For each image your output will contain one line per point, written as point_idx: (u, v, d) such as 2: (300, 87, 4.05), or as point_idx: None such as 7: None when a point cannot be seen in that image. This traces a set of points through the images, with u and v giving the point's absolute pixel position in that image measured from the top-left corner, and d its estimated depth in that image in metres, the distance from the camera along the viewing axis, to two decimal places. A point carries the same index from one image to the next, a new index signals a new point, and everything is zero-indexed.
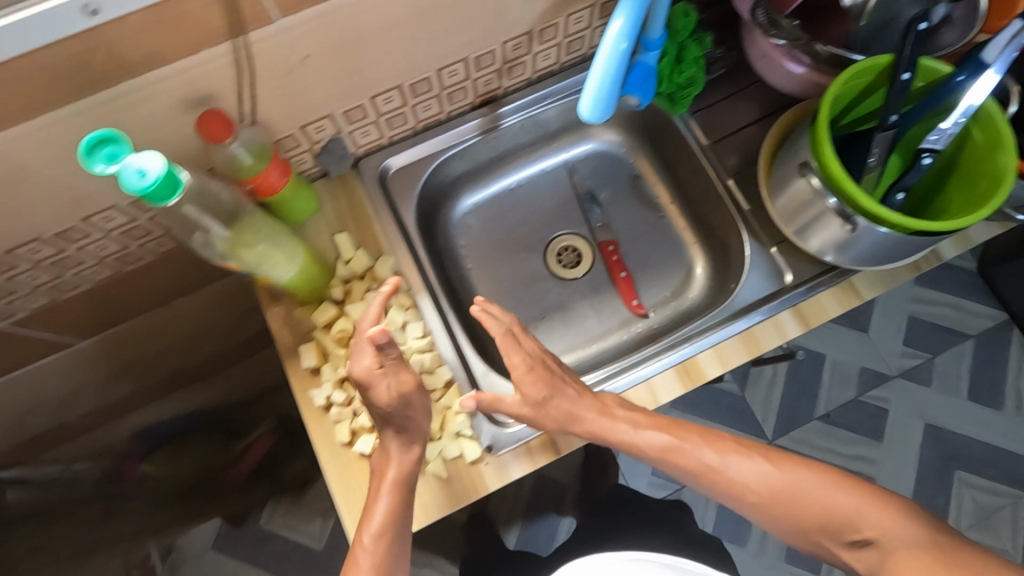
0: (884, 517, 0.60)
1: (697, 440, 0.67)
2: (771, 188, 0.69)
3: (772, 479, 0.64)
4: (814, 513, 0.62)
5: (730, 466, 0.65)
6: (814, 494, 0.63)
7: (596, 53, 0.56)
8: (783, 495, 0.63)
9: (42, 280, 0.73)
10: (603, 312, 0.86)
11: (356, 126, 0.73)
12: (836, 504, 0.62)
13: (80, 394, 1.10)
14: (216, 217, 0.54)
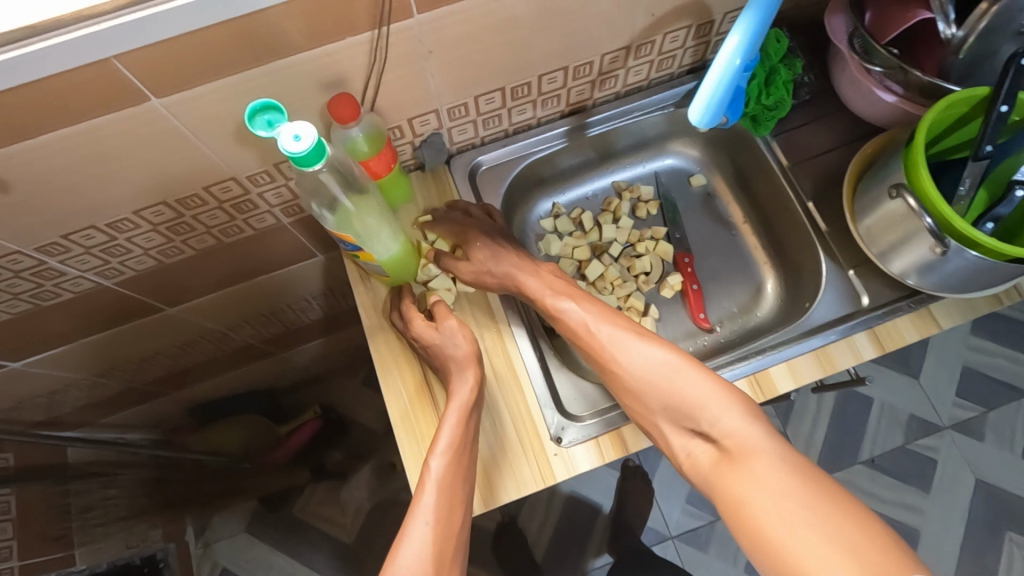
0: (721, 405, 0.62)
1: (590, 313, 0.72)
2: (856, 210, 0.71)
3: (656, 367, 0.66)
4: (674, 399, 0.64)
5: (621, 348, 0.69)
6: (679, 383, 0.64)
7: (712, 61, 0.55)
8: (654, 384, 0.65)
9: (153, 243, 0.78)
10: (670, 322, 0.88)
11: (456, 123, 0.77)
12: (695, 395, 0.63)
13: (155, 361, 1.15)
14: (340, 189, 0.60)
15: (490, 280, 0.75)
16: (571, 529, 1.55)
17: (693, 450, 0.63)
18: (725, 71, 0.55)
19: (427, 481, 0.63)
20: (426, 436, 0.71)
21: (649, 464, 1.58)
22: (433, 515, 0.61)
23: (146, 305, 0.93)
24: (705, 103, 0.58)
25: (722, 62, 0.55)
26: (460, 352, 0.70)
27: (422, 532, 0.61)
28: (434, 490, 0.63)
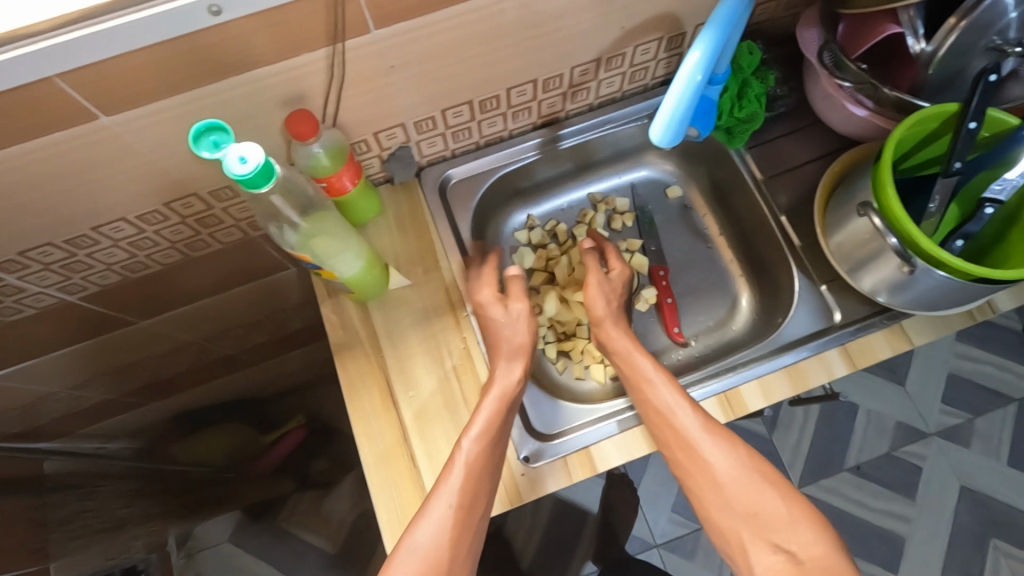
0: (800, 529, 0.57)
1: (678, 396, 0.66)
2: (826, 226, 0.70)
3: (735, 472, 0.61)
4: (748, 509, 0.59)
5: (700, 438, 0.63)
6: (755, 493, 0.60)
7: (672, 80, 0.55)
8: (738, 495, 0.60)
9: (117, 258, 0.77)
10: (644, 336, 0.87)
11: (424, 136, 0.76)
12: (773, 510, 0.58)
13: (130, 374, 1.14)
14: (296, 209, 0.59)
15: (592, 275, 0.77)
16: (557, 538, 1.54)
17: (756, 566, 0.57)
18: (685, 88, 0.54)
19: (455, 462, 0.61)
20: (393, 457, 0.70)
21: (635, 473, 1.57)
22: (458, 498, 0.59)
23: (115, 319, 0.92)
24: (666, 120, 0.57)
25: (684, 76, 0.54)
26: (515, 342, 0.69)
27: (438, 515, 0.58)
28: (460, 475, 0.60)
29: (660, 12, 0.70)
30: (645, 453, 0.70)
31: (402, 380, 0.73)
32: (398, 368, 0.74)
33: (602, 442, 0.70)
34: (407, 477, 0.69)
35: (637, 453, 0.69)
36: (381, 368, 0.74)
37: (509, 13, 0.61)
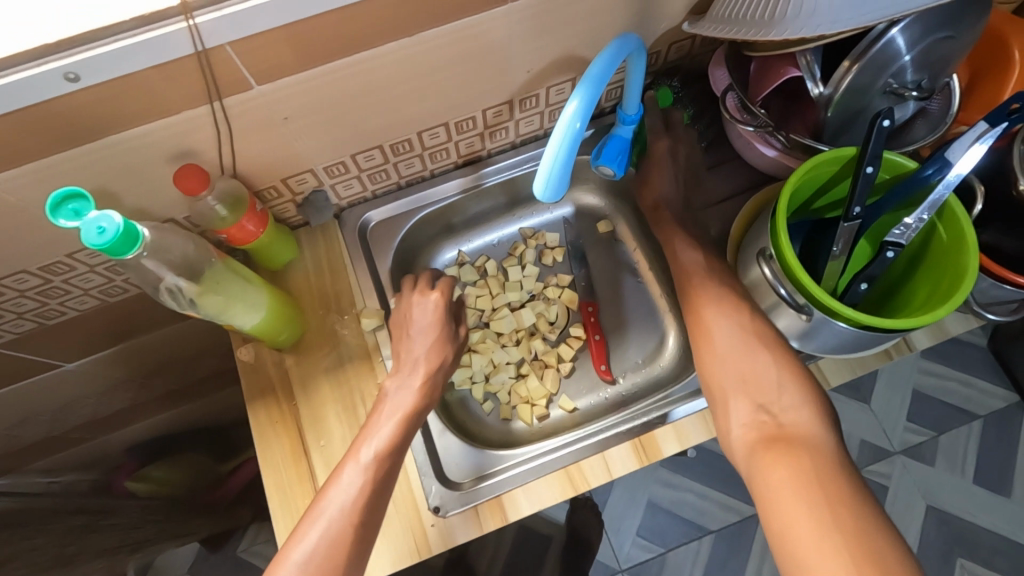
0: (787, 389, 0.61)
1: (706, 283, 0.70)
2: (737, 267, 0.69)
3: (738, 341, 0.65)
4: (741, 372, 0.63)
5: (717, 328, 0.66)
6: (753, 359, 0.63)
7: (552, 129, 0.52)
8: (736, 362, 0.64)
9: (27, 307, 0.75)
10: (572, 375, 0.86)
11: (338, 180, 0.75)
12: (763, 375, 0.62)
13: (69, 413, 1.12)
14: (178, 268, 0.58)
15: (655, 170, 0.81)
16: (520, 565, 1.52)
17: (733, 412, 0.62)
18: (562, 140, 0.52)
19: (338, 482, 0.61)
20: (302, 509, 0.69)
21: (598, 496, 1.56)
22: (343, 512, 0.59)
23: (40, 362, 0.91)
24: (548, 174, 0.54)
25: (562, 125, 0.52)
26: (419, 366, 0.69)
27: (316, 533, 0.58)
28: (382, 445, 0.63)
29: (566, 55, 0.70)
30: (558, 500, 0.68)
31: (313, 428, 0.72)
32: (311, 418, 0.73)
33: (515, 490, 0.69)
34: None
35: (549, 500, 0.68)
36: (294, 417, 0.73)
37: (403, 63, 0.61)
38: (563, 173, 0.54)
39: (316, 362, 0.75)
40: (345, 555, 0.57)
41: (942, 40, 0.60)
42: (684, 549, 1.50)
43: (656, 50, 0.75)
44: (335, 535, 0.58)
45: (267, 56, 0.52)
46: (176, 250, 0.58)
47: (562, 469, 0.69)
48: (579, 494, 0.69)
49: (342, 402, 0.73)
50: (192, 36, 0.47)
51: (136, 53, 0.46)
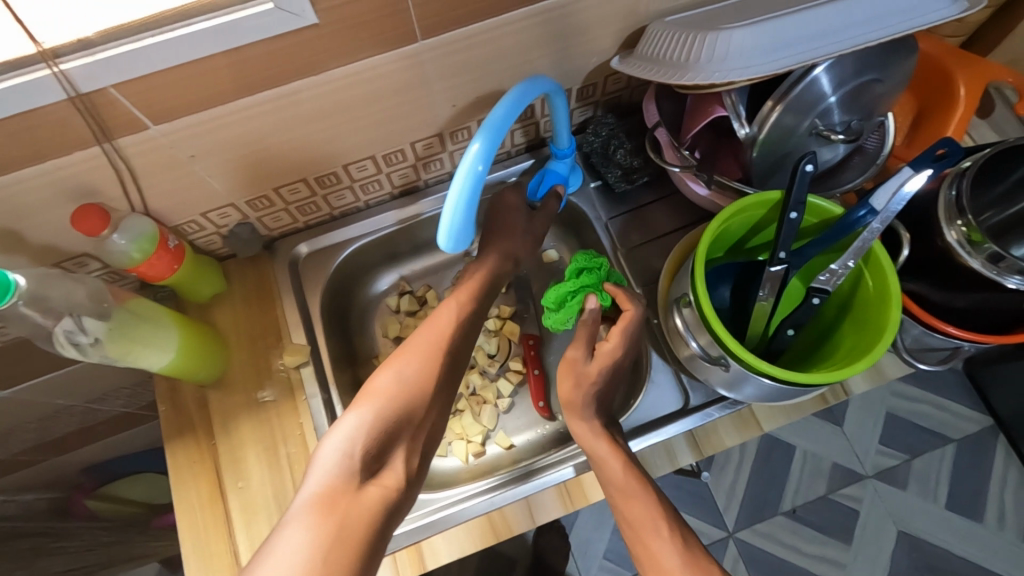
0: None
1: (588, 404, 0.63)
2: (667, 310, 0.68)
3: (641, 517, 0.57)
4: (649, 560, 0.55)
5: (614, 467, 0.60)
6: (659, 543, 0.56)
7: (452, 175, 0.50)
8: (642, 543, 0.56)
9: None
10: (511, 410, 0.84)
11: (265, 213, 0.74)
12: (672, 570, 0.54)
13: (12, 438, 1.10)
14: (72, 315, 0.56)
15: None
16: None
17: None
18: (461, 188, 0.50)
19: (369, 390, 0.56)
20: (215, 556, 0.67)
21: (564, 519, 1.53)
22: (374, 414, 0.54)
23: None
24: (451, 221, 0.52)
25: (464, 168, 0.50)
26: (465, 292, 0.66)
27: (341, 434, 0.52)
28: (437, 332, 0.61)
29: (493, 90, 0.68)
30: (479, 549, 0.66)
31: (232, 468, 0.70)
32: (231, 457, 0.71)
33: (435, 538, 0.66)
34: None
35: (469, 549, 0.66)
36: (213, 455, 0.71)
37: (313, 100, 0.59)
38: (466, 221, 0.52)
39: (239, 400, 0.73)
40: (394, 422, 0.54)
41: (868, 83, 0.59)
42: None
43: (591, 82, 0.73)
44: (386, 403, 0.55)
45: (156, 98, 0.51)
46: (60, 297, 0.56)
47: (485, 516, 0.67)
48: (501, 541, 0.67)
49: (262, 444, 0.71)
50: (63, 81, 0.46)
51: (6, 99, 0.45)
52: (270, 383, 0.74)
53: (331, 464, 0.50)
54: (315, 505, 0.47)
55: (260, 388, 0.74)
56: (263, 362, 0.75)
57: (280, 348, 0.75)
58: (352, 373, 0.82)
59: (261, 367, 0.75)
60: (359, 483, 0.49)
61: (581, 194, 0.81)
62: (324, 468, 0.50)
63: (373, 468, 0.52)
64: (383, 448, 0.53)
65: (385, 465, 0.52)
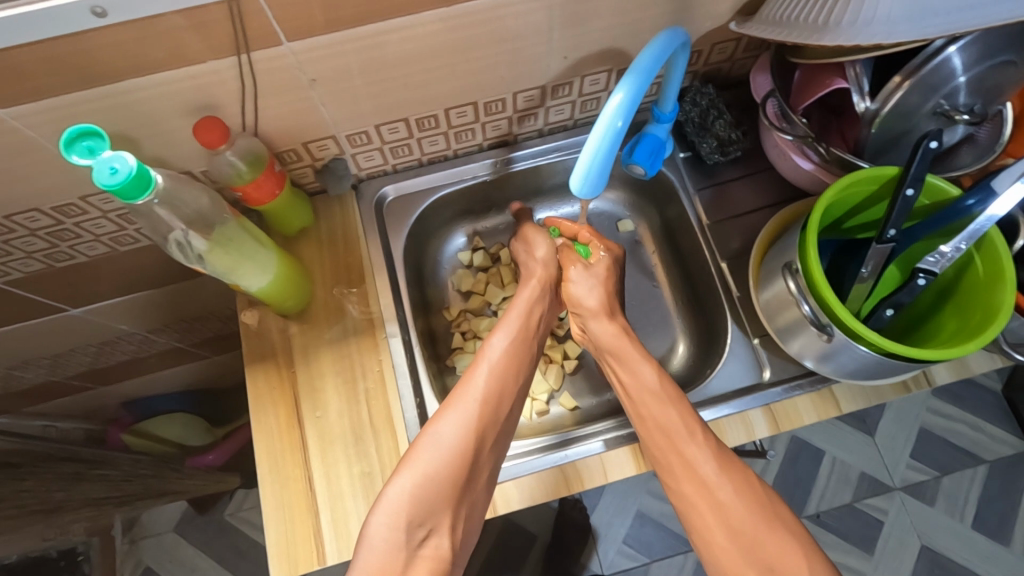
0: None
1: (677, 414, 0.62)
2: (759, 281, 0.67)
3: (734, 506, 0.57)
4: (756, 548, 0.55)
5: (711, 475, 0.59)
6: (763, 531, 0.56)
7: (594, 122, 0.50)
8: (742, 530, 0.56)
9: (37, 247, 0.75)
10: (575, 373, 0.84)
11: (359, 150, 0.74)
12: (782, 551, 0.54)
13: (69, 359, 1.12)
14: (190, 224, 0.57)
15: None
16: (501, 559, 1.52)
17: None
18: (604, 135, 0.50)
19: (468, 390, 0.62)
20: (289, 478, 0.68)
21: (588, 499, 1.54)
22: (474, 410, 0.60)
23: (45, 305, 0.90)
24: (587, 167, 0.52)
25: (604, 121, 0.50)
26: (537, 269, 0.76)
27: (430, 455, 0.57)
28: (491, 367, 0.64)
29: (605, 46, 0.68)
30: (549, 499, 0.67)
31: (309, 396, 0.71)
32: (308, 387, 0.72)
33: (507, 485, 0.67)
34: (301, 499, 0.67)
35: (541, 499, 0.67)
36: (290, 383, 0.72)
37: (436, 33, 0.59)
38: (602, 169, 0.52)
39: (319, 334, 0.74)
40: (439, 493, 0.56)
41: (1000, 65, 0.57)
42: (669, 562, 1.48)
43: (699, 49, 0.73)
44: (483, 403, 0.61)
45: (297, 11, 0.51)
46: (190, 202, 0.57)
47: (558, 468, 0.67)
48: (572, 494, 0.67)
49: (341, 376, 0.72)
50: None
51: None
52: (351, 321, 0.74)
53: (448, 442, 0.58)
54: (410, 501, 0.55)
55: (338, 327, 0.74)
56: (343, 301, 0.75)
57: (362, 288, 0.76)
58: (424, 320, 0.83)
59: (339, 305, 0.75)
60: (407, 556, 0.53)
61: (670, 164, 0.81)
62: (441, 443, 0.58)
63: (421, 536, 0.55)
64: (431, 516, 0.55)
65: (434, 533, 0.55)
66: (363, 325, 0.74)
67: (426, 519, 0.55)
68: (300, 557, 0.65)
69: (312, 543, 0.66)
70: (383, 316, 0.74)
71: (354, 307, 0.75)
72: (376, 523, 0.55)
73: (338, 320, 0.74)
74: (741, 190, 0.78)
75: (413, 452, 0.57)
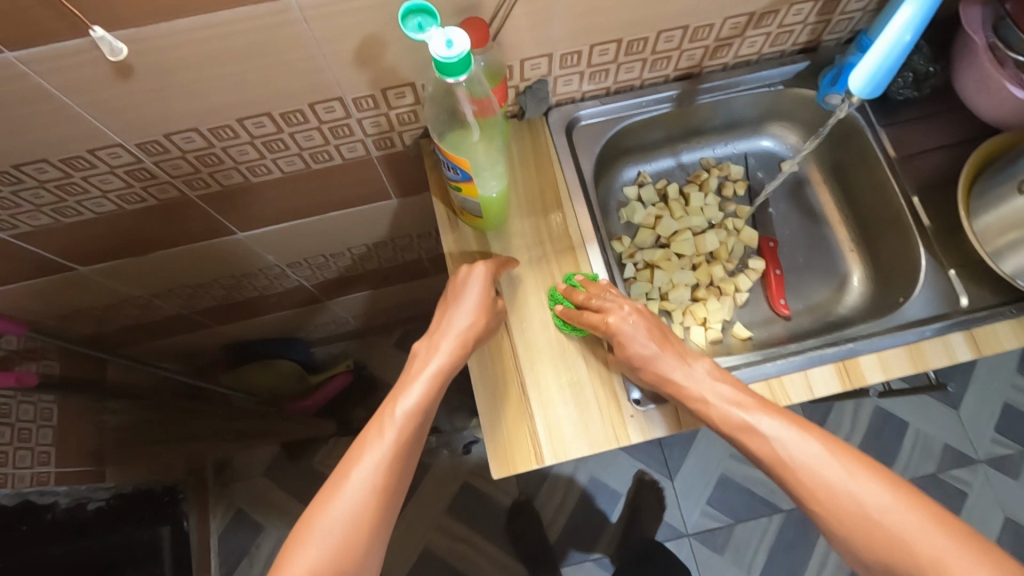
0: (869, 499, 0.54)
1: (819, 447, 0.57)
2: (973, 207, 0.70)
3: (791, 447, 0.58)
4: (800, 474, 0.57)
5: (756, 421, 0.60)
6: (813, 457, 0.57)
7: (877, 41, 0.59)
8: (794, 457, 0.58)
9: (246, 157, 0.77)
10: (747, 305, 0.86)
11: (564, 72, 0.75)
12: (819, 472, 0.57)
13: (209, 290, 1.16)
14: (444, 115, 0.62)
15: None
16: (587, 514, 1.54)
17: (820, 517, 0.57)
18: (888, 49, 0.58)
19: (376, 447, 0.62)
20: (502, 382, 0.71)
21: (675, 461, 1.55)
22: (376, 476, 0.61)
23: (217, 225, 0.93)
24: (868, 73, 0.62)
25: (888, 39, 0.58)
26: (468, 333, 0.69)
27: (338, 522, 0.59)
28: (388, 449, 0.62)
29: None
30: None
31: (515, 307, 0.74)
32: (513, 300, 0.74)
33: None
34: (515, 403, 0.70)
35: None
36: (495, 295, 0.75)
37: None
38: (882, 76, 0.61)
39: (520, 249, 0.76)
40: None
41: None
42: (754, 524, 1.49)
43: None
44: (384, 469, 0.61)
45: None
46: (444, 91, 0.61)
47: (764, 381, 0.69)
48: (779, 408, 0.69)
49: (545, 289, 0.74)
50: None
51: None
52: (548, 238, 0.76)
53: (349, 509, 0.59)
54: None
55: (533, 244, 0.76)
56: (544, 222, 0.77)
57: (560, 208, 0.78)
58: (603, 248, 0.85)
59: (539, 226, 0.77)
60: None
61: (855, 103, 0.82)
62: (345, 510, 0.59)
63: None
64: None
65: None
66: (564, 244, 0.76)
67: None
68: (517, 457, 0.68)
69: (527, 445, 0.68)
70: (585, 236, 0.76)
71: (552, 228, 0.77)
72: None
73: (538, 238, 0.77)
74: (929, 128, 0.79)
75: (296, 553, 0.57)
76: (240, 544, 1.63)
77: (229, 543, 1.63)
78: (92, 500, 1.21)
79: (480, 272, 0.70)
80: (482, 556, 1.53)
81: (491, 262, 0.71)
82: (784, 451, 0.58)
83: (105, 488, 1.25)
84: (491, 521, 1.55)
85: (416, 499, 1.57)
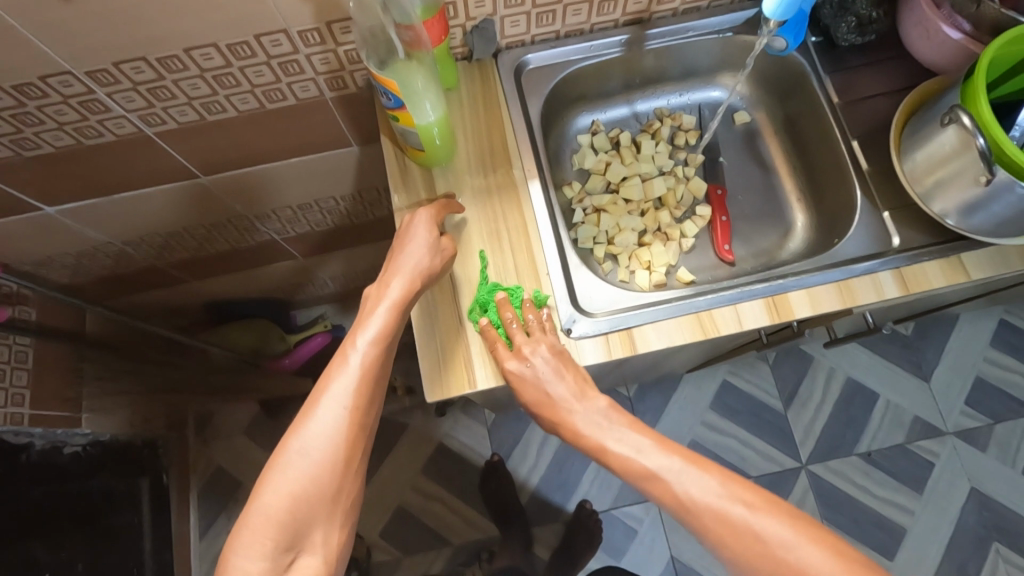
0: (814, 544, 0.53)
1: (795, 535, 0.54)
2: (905, 149, 0.71)
3: (716, 493, 0.57)
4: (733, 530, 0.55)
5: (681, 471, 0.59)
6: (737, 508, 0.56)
7: None
8: (716, 513, 0.56)
9: (199, 92, 0.79)
10: (693, 251, 0.88)
11: (509, 12, 0.76)
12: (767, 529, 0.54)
13: (180, 240, 1.18)
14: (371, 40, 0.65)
15: None
16: (557, 475, 1.55)
17: None
18: None
19: (341, 379, 0.62)
20: (441, 312, 0.73)
21: (645, 426, 1.56)
22: (343, 410, 0.61)
23: (180, 168, 0.95)
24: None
25: None
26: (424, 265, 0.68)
27: (308, 455, 0.59)
28: (354, 377, 0.62)
29: None
30: (686, 342, 0.71)
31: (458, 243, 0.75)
32: (456, 237, 0.76)
33: (646, 327, 0.71)
34: (451, 331, 0.72)
35: (677, 340, 0.71)
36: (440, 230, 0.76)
37: None
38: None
39: (462, 185, 0.78)
40: (313, 507, 0.59)
41: None
42: None
43: None
44: (350, 402, 0.61)
45: None
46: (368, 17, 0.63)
47: (694, 313, 0.71)
48: (708, 339, 0.71)
49: (487, 224, 0.76)
50: None
51: None
52: (493, 179, 0.78)
53: (318, 445, 0.60)
54: (282, 516, 0.58)
55: (477, 183, 0.78)
56: (494, 164, 0.79)
57: (507, 147, 0.79)
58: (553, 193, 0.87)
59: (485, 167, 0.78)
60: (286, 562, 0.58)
61: (800, 48, 0.83)
62: (314, 444, 0.60)
63: (294, 549, 0.59)
64: (301, 533, 0.59)
65: (309, 538, 0.60)
66: (512, 184, 0.78)
67: (296, 542, 0.59)
68: (450, 384, 0.70)
69: (460, 372, 0.70)
70: (530, 175, 0.78)
71: (499, 168, 0.78)
72: (246, 549, 0.57)
73: (484, 178, 0.78)
74: (874, 75, 0.80)
75: (272, 476, 0.58)
76: (218, 499, 1.65)
77: (208, 498, 1.65)
78: (69, 444, 1.25)
79: (423, 216, 0.70)
80: (453, 514, 1.55)
81: (434, 208, 0.72)
82: (685, 488, 0.58)
83: (82, 434, 1.29)
84: (463, 481, 1.57)
85: (389, 457, 1.60)
